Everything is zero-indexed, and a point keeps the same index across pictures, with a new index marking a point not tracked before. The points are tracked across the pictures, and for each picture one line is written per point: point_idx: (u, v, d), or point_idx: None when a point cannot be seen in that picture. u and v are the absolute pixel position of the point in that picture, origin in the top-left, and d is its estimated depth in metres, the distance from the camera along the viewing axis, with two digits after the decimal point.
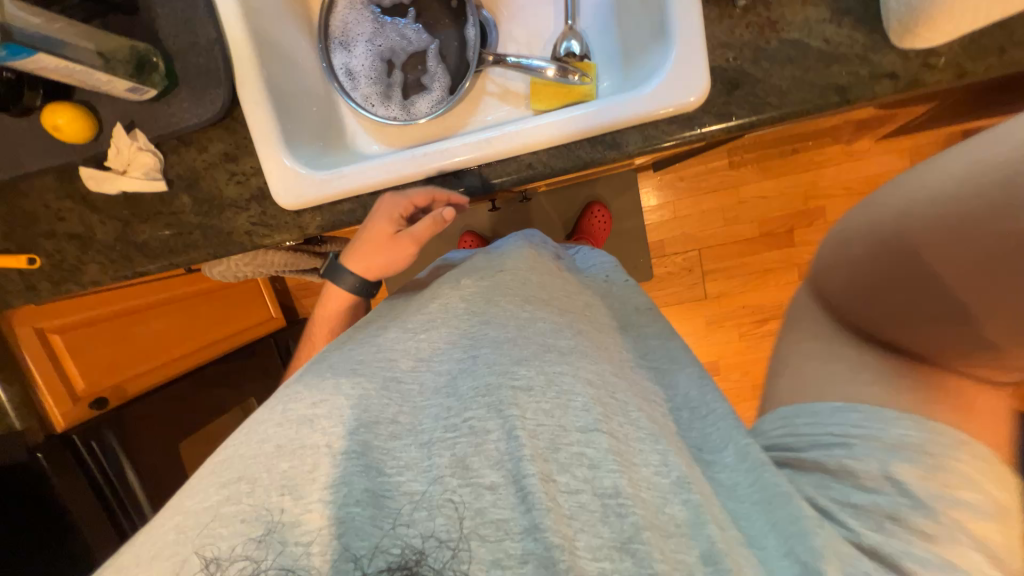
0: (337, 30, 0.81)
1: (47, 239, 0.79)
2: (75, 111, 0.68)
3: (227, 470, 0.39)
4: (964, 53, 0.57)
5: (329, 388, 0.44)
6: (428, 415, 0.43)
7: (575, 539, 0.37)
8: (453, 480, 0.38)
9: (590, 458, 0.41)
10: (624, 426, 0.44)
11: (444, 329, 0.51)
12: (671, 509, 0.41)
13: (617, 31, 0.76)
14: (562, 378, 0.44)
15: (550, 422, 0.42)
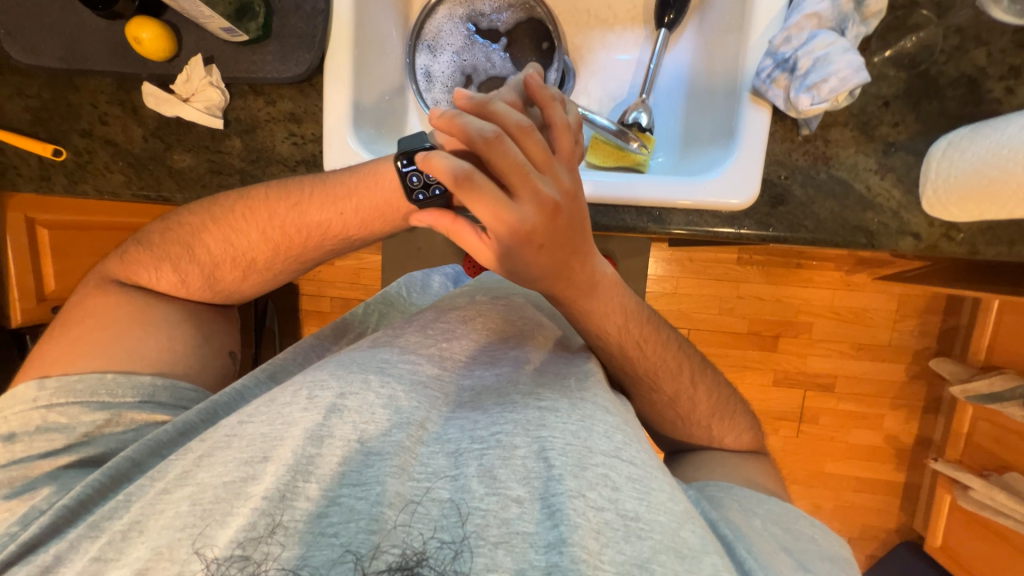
0: (429, 34, 0.84)
1: (81, 137, 0.77)
2: (161, 30, 0.69)
3: (250, 448, 0.47)
4: (980, 236, 0.63)
5: (357, 377, 0.51)
6: (453, 426, 0.50)
7: (600, 556, 0.41)
8: (481, 488, 0.44)
9: (613, 481, 0.45)
10: (640, 453, 0.49)
11: (462, 340, 0.60)
12: (685, 531, 0.44)
13: (683, 117, 0.82)
14: (585, 405, 0.52)
15: (577, 442, 0.47)
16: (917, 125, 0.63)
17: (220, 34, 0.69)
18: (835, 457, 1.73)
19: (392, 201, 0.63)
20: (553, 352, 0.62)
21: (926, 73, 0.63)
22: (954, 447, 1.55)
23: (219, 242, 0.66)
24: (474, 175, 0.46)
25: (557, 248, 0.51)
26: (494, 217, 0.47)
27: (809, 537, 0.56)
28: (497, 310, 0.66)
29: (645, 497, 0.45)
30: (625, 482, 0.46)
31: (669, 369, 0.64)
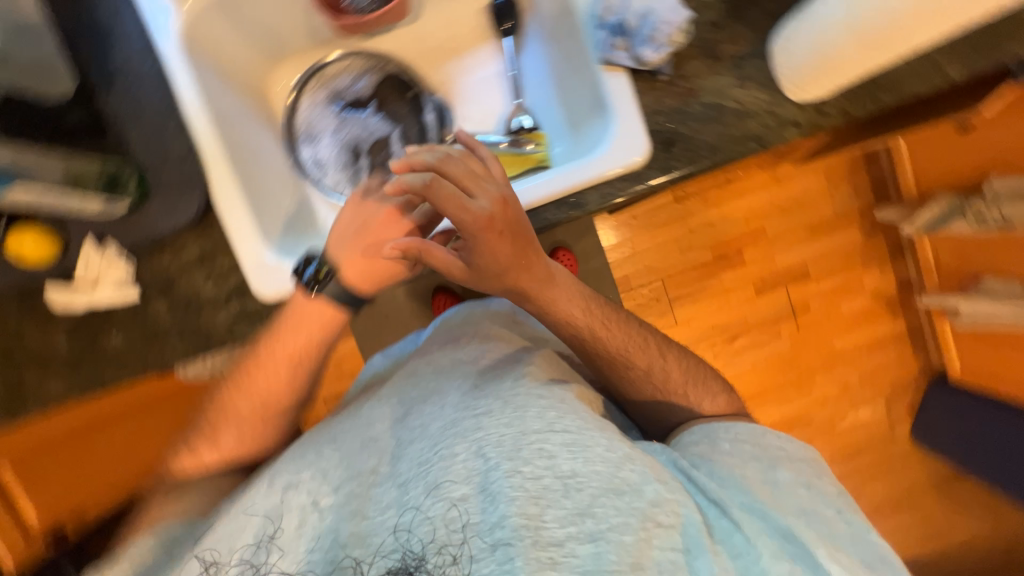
0: (302, 127, 0.88)
1: (3, 364, 0.74)
2: (40, 231, 0.68)
3: (244, 542, 0.53)
4: (846, 101, 0.69)
5: (309, 462, 0.59)
6: (408, 454, 0.57)
7: (541, 517, 0.50)
8: (433, 499, 0.51)
9: (547, 451, 0.54)
10: (569, 420, 0.56)
11: (411, 388, 0.65)
12: (622, 472, 0.53)
13: (560, 105, 0.86)
14: (516, 396, 0.58)
15: (510, 430, 0.55)
16: (752, 33, 0.68)
17: (87, 206, 0.67)
18: (835, 334, 1.83)
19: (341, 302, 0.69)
20: (499, 360, 0.67)
21: None
22: (930, 279, 1.63)
23: (247, 401, 0.71)
24: (437, 181, 0.58)
25: (514, 235, 0.62)
26: (460, 212, 0.59)
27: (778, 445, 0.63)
28: (444, 355, 0.70)
29: (579, 456, 0.54)
30: (563, 450, 0.54)
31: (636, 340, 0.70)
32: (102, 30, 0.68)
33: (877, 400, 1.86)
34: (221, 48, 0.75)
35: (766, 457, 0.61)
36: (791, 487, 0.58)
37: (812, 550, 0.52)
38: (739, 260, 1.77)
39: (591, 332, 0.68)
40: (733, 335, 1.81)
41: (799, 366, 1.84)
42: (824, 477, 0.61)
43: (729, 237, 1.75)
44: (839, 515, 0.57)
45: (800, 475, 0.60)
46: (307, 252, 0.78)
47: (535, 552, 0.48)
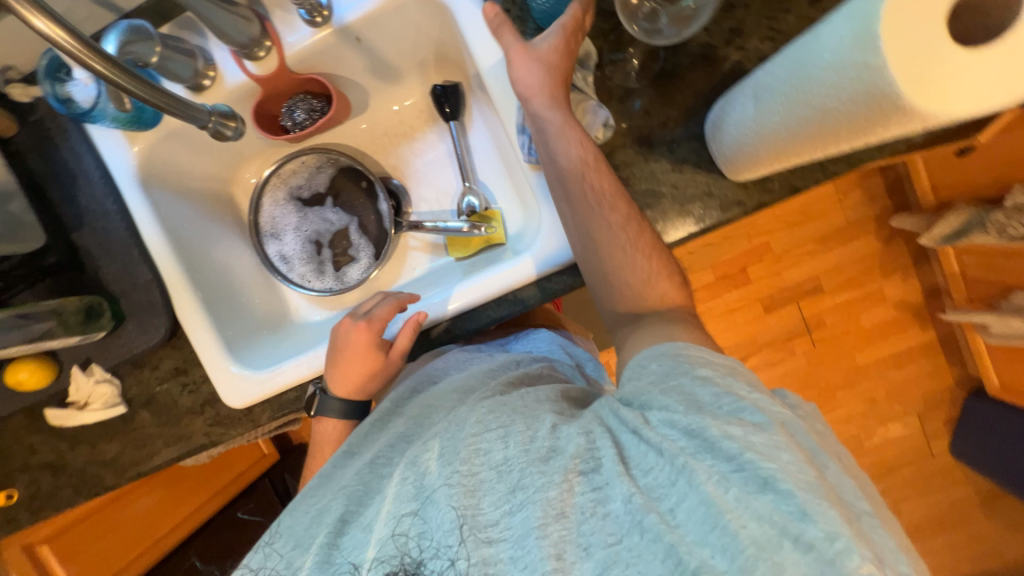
0: (266, 225, 0.90)
1: (23, 472, 0.84)
2: (35, 363, 0.75)
3: None
4: (793, 175, 0.65)
5: (288, 524, 0.59)
6: (368, 505, 0.56)
7: (478, 506, 0.49)
8: (387, 522, 0.51)
9: (483, 447, 0.52)
10: (504, 414, 0.55)
11: (385, 435, 0.64)
12: (546, 438, 0.51)
13: (510, 184, 0.85)
14: (458, 412, 0.58)
15: (449, 438, 0.54)
16: (683, 116, 0.65)
17: (69, 339, 0.72)
18: (857, 348, 1.72)
19: (351, 388, 0.73)
20: (464, 388, 0.65)
21: (663, 70, 0.65)
22: (958, 290, 1.49)
23: None
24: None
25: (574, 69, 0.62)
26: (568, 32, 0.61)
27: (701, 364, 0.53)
28: (418, 401, 0.68)
29: (512, 441, 0.52)
30: (495, 444, 0.52)
31: (616, 188, 0.63)
32: (65, 174, 0.74)
33: (909, 415, 1.74)
34: (177, 172, 0.79)
35: (688, 370, 0.52)
36: (710, 387, 0.50)
37: (708, 432, 0.46)
38: (744, 278, 1.70)
39: (584, 170, 0.61)
40: (745, 356, 1.74)
41: (818, 385, 1.74)
42: (744, 372, 0.53)
43: (730, 256, 1.69)
44: (760, 398, 0.49)
45: (716, 372, 0.52)
46: (278, 358, 0.81)
47: (473, 537, 0.48)
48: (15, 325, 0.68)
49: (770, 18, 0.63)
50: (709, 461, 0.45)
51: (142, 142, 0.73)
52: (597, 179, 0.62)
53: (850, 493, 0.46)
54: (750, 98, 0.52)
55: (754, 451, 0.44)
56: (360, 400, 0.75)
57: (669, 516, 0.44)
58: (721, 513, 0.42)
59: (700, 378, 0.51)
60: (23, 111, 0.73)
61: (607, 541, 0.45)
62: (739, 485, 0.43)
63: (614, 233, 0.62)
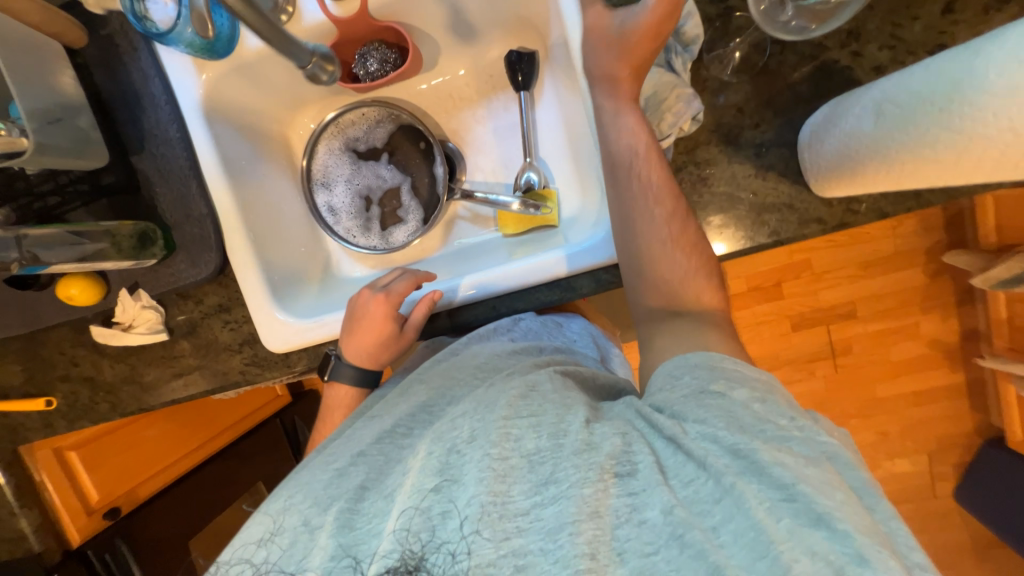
0: (318, 173, 0.89)
1: (64, 382, 0.87)
2: (86, 280, 0.76)
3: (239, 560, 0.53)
4: (883, 199, 0.61)
5: (304, 483, 0.57)
6: (390, 475, 0.55)
7: (508, 493, 0.47)
8: (407, 495, 0.50)
9: (514, 433, 0.50)
10: (536, 404, 0.53)
11: (405, 403, 0.65)
12: (581, 433, 0.49)
13: (572, 165, 0.82)
14: (488, 394, 0.56)
15: (478, 420, 0.53)
16: (779, 119, 0.61)
17: (120, 262, 0.72)
18: (880, 380, 1.69)
19: (363, 353, 0.73)
20: (484, 366, 0.66)
21: (767, 68, 0.60)
22: (999, 336, 1.46)
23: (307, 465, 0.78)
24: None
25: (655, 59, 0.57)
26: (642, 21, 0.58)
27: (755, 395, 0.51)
28: (438, 371, 0.69)
29: (543, 432, 0.50)
30: (526, 435, 0.50)
31: (667, 179, 0.58)
32: (130, 94, 0.72)
33: (918, 454, 1.72)
34: (239, 106, 0.78)
35: (728, 384, 0.50)
36: (750, 409, 0.47)
37: (757, 455, 0.43)
38: (778, 293, 1.66)
39: (635, 155, 0.58)
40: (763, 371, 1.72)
41: (833, 409, 1.72)
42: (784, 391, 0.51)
43: (767, 269, 1.64)
44: (805, 424, 0.47)
45: (758, 391, 0.49)
46: (320, 309, 0.81)
47: (498, 526, 0.46)
48: (68, 243, 0.69)
49: (895, 25, 0.58)
50: (758, 483, 0.42)
51: (211, 70, 0.71)
52: (646, 163, 0.58)
53: (902, 542, 0.43)
54: (871, 110, 0.48)
55: (808, 482, 0.42)
56: (371, 370, 0.75)
57: (710, 534, 0.42)
58: (770, 537, 0.40)
59: (742, 402, 0.48)
60: (94, 23, 0.71)
61: (644, 550, 0.43)
62: (791, 515, 0.41)
63: (658, 226, 0.58)
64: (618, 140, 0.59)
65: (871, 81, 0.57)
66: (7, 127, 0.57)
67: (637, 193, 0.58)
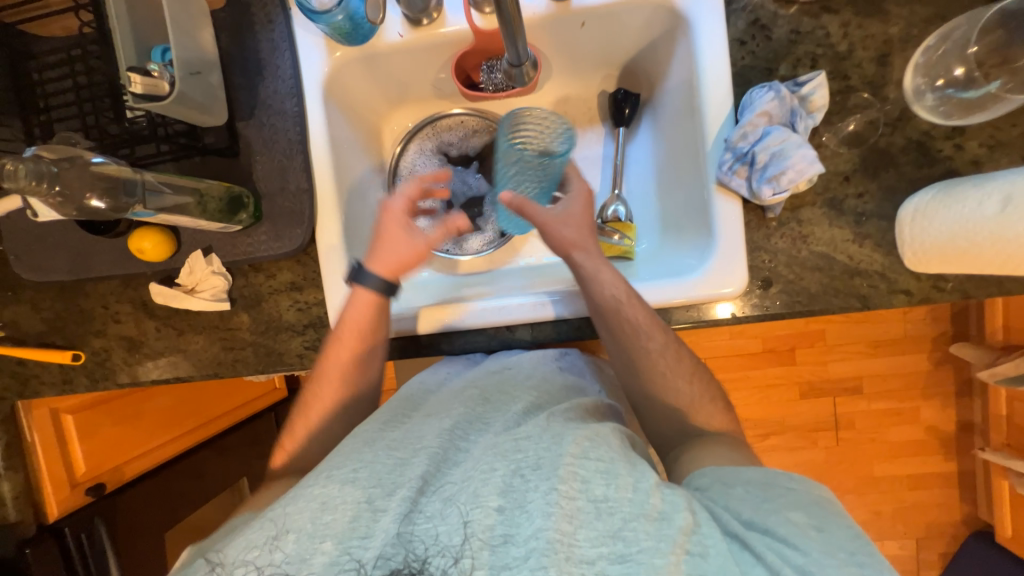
0: (404, 170, 0.90)
1: (97, 337, 0.82)
2: (160, 235, 0.73)
3: (273, 526, 0.51)
4: (969, 281, 0.65)
5: (368, 459, 0.55)
6: (446, 474, 0.55)
7: (573, 536, 0.48)
8: (469, 509, 0.50)
9: (581, 475, 0.51)
10: (605, 449, 0.53)
11: (459, 404, 0.64)
12: (654, 498, 0.49)
13: (656, 203, 0.85)
14: (557, 425, 0.56)
15: (547, 450, 0.53)
16: (881, 192, 0.66)
17: (200, 221, 0.68)
18: (878, 458, 1.72)
19: (389, 259, 0.69)
20: (539, 387, 0.66)
21: (876, 145, 0.65)
22: (998, 432, 1.54)
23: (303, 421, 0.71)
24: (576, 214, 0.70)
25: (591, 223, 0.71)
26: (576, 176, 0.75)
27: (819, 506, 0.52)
28: (490, 380, 0.68)
29: (612, 482, 0.50)
30: (597, 482, 0.50)
31: (652, 315, 0.66)
32: (254, 63, 0.73)
33: (907, 538, 1.73)
34: (353, 92, 0.79)
35: (781, 505, 0.51)
36: (807, 536, 0.48)
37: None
38: (791, 358, 1.70)
39: (620, 302, 0.65)
40: (767, 434, 1.74)
41: (830, 481, 1.74)
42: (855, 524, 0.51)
43: (784, 333, 1.69)
44: (870, 549, 0.48)
45: (815, 510, 0.51)
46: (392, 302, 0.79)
47: (565, 569, 0.46)
48: (156, 192, 0.65)
49: (995, 127, 0.63)
50: None
51: (344, 52, 0.72)
52: (633, 312, 0.65)
53: None
54: (996, 198, 0.53)
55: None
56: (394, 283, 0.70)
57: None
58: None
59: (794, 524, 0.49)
60: None
61: None
62: None
63: (653, 358, 0.66)
64: (609, 290, 0.66)
65: (971, 172, 0.63)
66: (162, 71, 0.61)
67: (631, 337, 0.66)
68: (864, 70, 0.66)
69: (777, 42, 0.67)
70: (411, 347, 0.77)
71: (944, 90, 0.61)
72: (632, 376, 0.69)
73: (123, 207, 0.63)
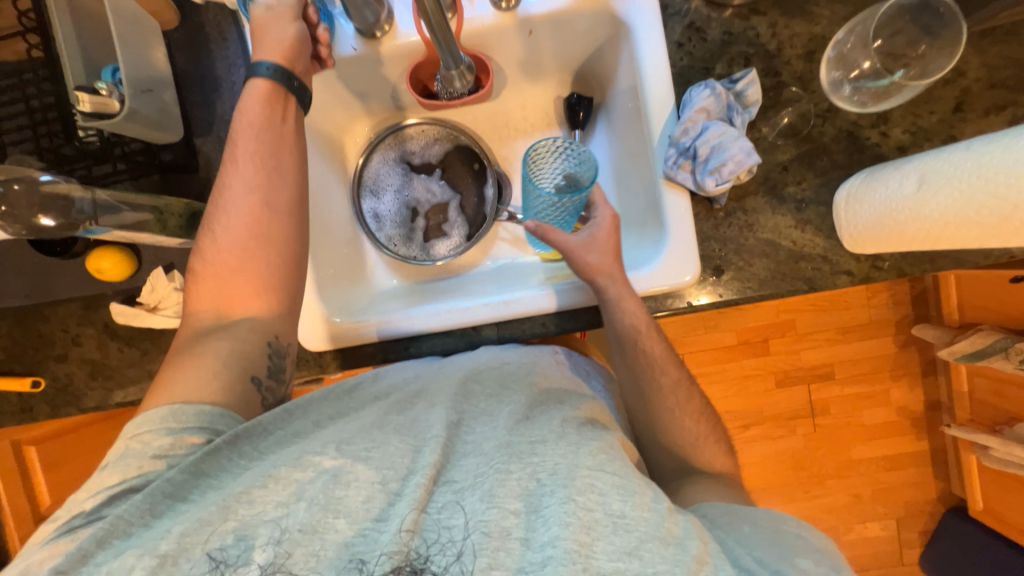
0: (368, 179, 0.91)
1: (57, 362, 0.80)
2: (119, 255, 0.73)
3: (287, 490, 0.49)
4: (903, 260, 0.69)
5: (381, 442, 0.53)
6: (456, 465, 0.52)
7: (591, 548, 0.45)
8: (484, 507, 0.48)
9: (599, 487, 0.48)
10: (626, 466, 0.51)
11: (462, 398, 0.61)
12: (669, 522, 0.47)
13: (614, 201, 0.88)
14: (577, 431, 0.54)
15: (566, 458, 0.50)
16: (817, 179, 0.69)
17: (161, 238, 0.68)
18: (855, 442, 1.77)
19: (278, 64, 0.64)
20: (546, 390, 0.64)
21: (809, 136, 0.69)
22: (962, 408, 1.60)
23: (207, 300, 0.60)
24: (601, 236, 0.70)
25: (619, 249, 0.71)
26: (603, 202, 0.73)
27: (796, 536, 0.53)
28: (492, 374, 0.66)
29: (629, 497, 0.48)
30: (615, 499, 0.48)
31: (668, 351, 0.70)
32: (210, 80, 0.74)
33: (888, 519, 1.77)
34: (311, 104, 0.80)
35: (787, 550, 0.51)
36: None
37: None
38: (765, 348, 1.74)
39: (639, 333, 0.68)
40: (748, 425, 1.77)
41: (811, 467, 1.77)
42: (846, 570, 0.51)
43: (757, 325, 1.73)
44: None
45: (825, 564, 0.50)
46: (359, 310, 0.80)
47: None
48: (111, 209, 0.65)
49: (915, 115, 0.68)
50: None
51: None
52: (652, 347, 0.69)
53: None
54: (911, 179, 0.56)
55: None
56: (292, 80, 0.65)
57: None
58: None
59: (803, 571, 0.48)
60: (189, 10, 0.74)
61: None
62: None
63: (663, 394, 0.69)
64: (627, 320, 0.68)
65: (896, 157, 0.67)
66: (109, 89, 0.62)
67: (647, 371, 0.70)
68: (793, 67, 0.70)
69: (712, 43, 0.72)
70: (380, 353, 0.78)
71: (857, 81, 0.65)
72: (639, 411, 0.71)
73: (74, 225, 0.63)
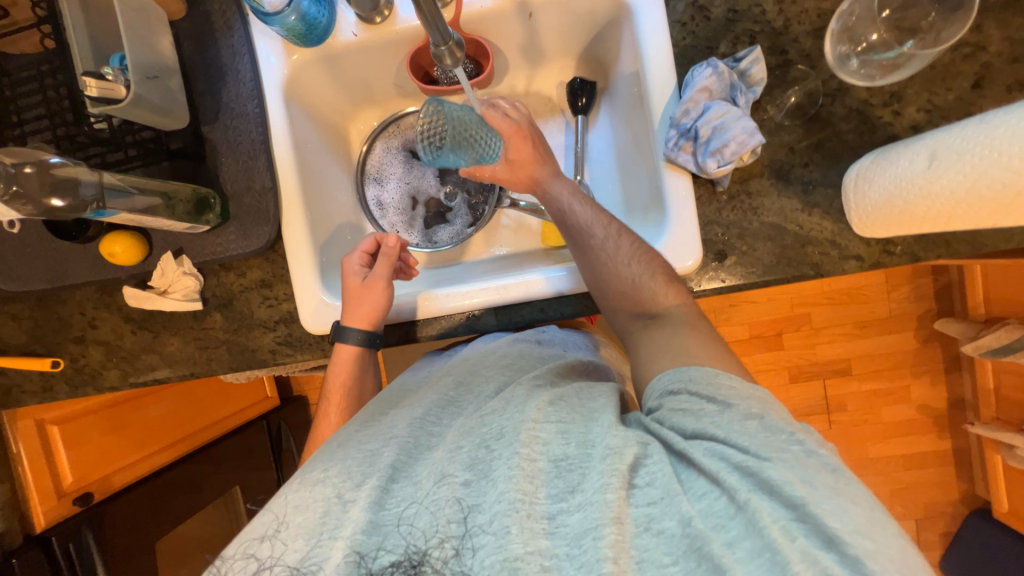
0: (372, 168, 0.92)
1: (74, 344, 0.83)
2: (130, 239, 0.75)
3: (257, 529, 0.51)
4: (917, 245, 0.66)
5: (338, 459, 0.54)
6: (417, 461, 0.54)
7: (535, 494, 0.46)
8: (434, 487, 0.49)
9: (541, 436, 0.50)
10: (551, 414, 0.53)
11: (432, 394, 0.64)
12: (613, 437, 0.49)
13: (617, 186, 0.87)
14: (514, 395, 0.57)
15: (504, 420, 0.53)
16: (826, 162, 0.67)
17: (169, 222, 0.70)
18: (874, 439, 1.71)
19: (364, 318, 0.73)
20: (512, 364, 0.67)
21: (818, 116, 0.67)
22: (987, 407, 1.54)
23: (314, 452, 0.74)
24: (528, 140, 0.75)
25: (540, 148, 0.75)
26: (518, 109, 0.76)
27: (727, 384, 0.52)
28: (464, 365, 0.69)
29: (572, 439, 0.51)
30: (553, 442, 0.50)
31: (603, 215, 0.70)
32: (216, 68, 0.76)
33: (907, 520, 1.72)
34: (315, 92, 0.82)
35: (721, 405, 0.50)
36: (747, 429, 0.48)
37: (768, 472, 0.44)
38: (779, 342, 1.70)
39: (568, 211, 0.71)
40: None
41: None
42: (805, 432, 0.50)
43: (771, 318, 1.69)
44: (803, 439, 0.47)
45: (753, 409, 0.50)
46: None
47: (527, 525, 0.45)
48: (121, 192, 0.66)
49: (931, 93, 0.65)
50: (769, 500, 0.43)
51: (301, 54, 0.75)
52: (580, 215, 0.70)
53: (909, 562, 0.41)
54: (923, 156, 0.54)
55: (819, 504, 0.42)
56: (374, 331, 0.74)
57: (728, 548, 0.41)
58: (787, 556, 0.40)
59: (737, 423, 0.48)
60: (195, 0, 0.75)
61: (661, 560, 0.42)
62: (804, 534, 0.41)
63: (598, 251, 0.67)
64: (563, 195, 0.72)
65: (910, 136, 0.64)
66: (115, 75, 0.62)
67: (582, 237, 0.69)
68: (801, 44, 0.68)
69: (716, 22, 0.70)
70: None
71: (864, 54, 0.63)
72: (592, 283, 0.67)
73: (83, 205, 0.63)
